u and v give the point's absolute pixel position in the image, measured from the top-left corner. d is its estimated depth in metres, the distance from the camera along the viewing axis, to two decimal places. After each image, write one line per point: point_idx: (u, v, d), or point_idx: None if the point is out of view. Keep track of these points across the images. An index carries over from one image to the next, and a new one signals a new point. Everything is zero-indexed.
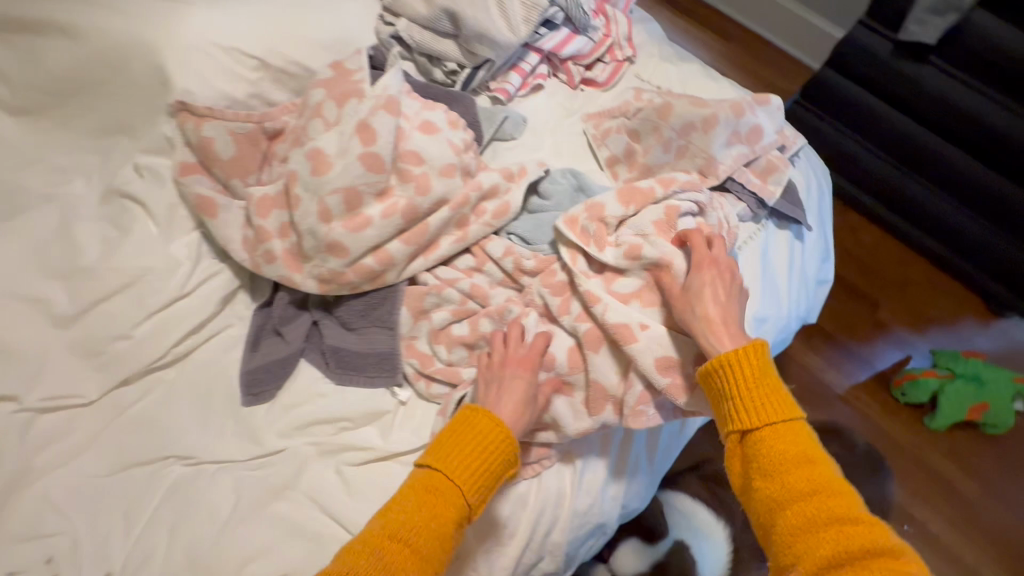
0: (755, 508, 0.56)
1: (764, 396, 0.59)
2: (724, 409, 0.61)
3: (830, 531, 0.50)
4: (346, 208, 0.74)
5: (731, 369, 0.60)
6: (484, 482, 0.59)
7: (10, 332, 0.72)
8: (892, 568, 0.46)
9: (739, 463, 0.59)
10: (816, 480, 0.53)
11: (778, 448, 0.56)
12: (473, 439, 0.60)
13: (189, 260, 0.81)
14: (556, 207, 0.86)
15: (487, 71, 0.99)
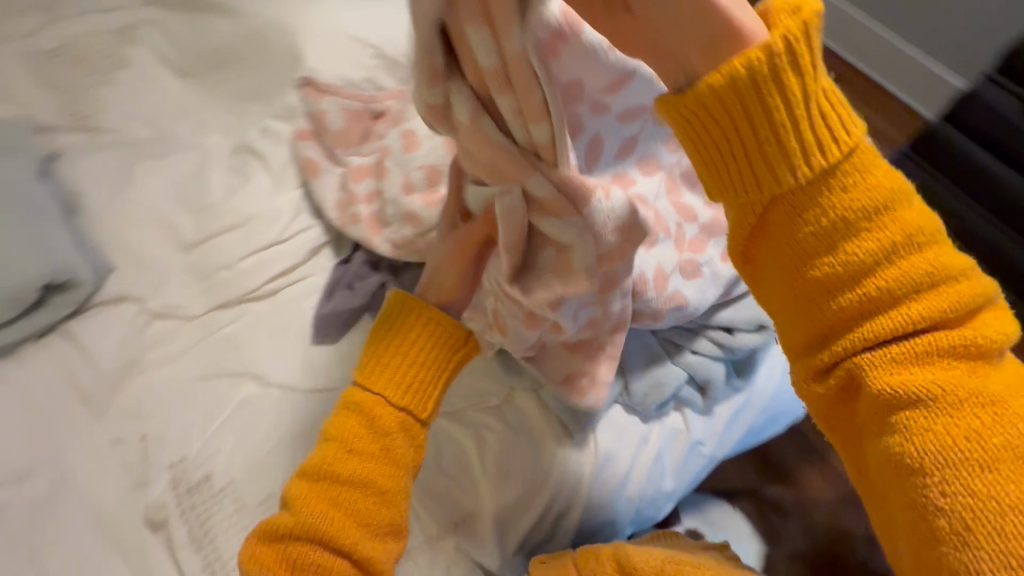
0: (802, 290, 0.47)
1: (822, 125, 0.44)
2: (764, 153, 0.44)
3: (923, 291, 0.45)
4: (426, 184, 0.83)
5: (773, 94, 0.43)
6: (417, 380, 0.62)
7: (147, 248, 0.89)
8: (975, 315, 0.45)
9: (772, 237, 0.47)
10: (898, 235, 0.45)
11: (845, 208, 0.45)
12: (399, 348, 0.63)
13: (290, 212, 0.93)
14: None
15: None
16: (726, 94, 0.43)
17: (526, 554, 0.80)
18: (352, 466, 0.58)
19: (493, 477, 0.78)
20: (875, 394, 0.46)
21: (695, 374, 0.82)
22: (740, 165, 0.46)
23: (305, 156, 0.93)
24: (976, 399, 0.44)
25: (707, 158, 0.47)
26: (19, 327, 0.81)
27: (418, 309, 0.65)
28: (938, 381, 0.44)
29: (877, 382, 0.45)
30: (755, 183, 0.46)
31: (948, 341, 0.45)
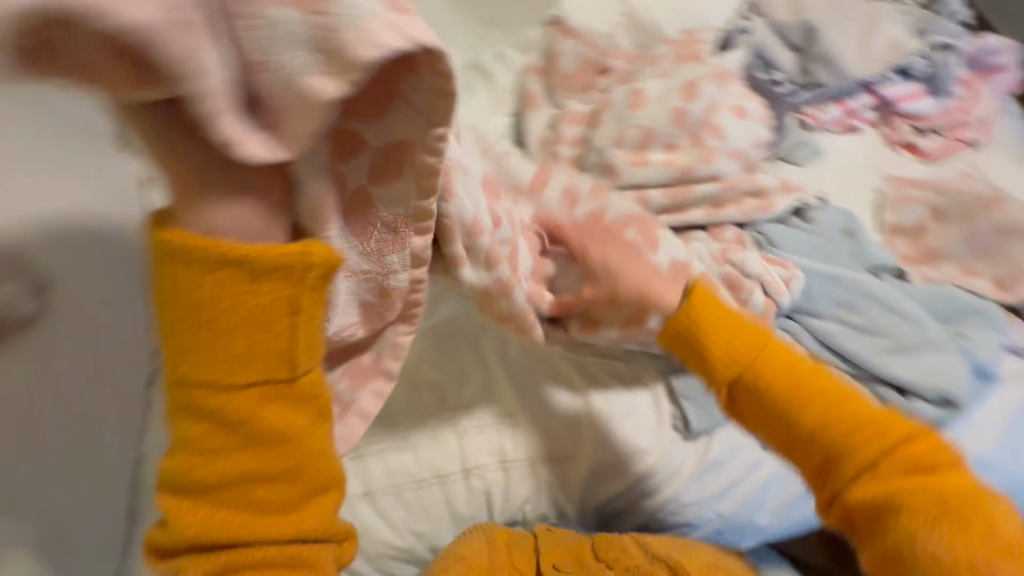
0: (779, 439, 0.58)
1: (741, 342, 0.62)
2: (711, 356, 0.63)
3: (886, 454, 0.53)
4: (638, 144, 0.84)
5: (707, 330, 0.65)
6: (247, 346, 0.44)
7: None
8: (933, 472, 0.52)
9: (744, 407, 0.61)
10: (846, 413, 0.55)
11: (774, 374, 0.59)
12: (194, 294, 0.43)
13: (496, 135, 0.99)
14: (819, 234, 0.84)
15: (812, 93, 1.01)
16: (677, 330, 0.68)
17: (601, 518, 0.82)
18: (223, 468, 0.46)
19: (600, 434, 0.80)
20: (839, 496, 0.55)
21: None
22: (709, 360, 0.63)
23: (527, 89, 0.98)
24: (913, 480, 0.52)
25: (692, 357, 0.66)
26: None
27: (185, 237, 0.43)
28: (875, 479, 0.53)
29: (845, 487, 0.54)
30: (710, 378, 0.63)
31: (863, 434, 0.53)
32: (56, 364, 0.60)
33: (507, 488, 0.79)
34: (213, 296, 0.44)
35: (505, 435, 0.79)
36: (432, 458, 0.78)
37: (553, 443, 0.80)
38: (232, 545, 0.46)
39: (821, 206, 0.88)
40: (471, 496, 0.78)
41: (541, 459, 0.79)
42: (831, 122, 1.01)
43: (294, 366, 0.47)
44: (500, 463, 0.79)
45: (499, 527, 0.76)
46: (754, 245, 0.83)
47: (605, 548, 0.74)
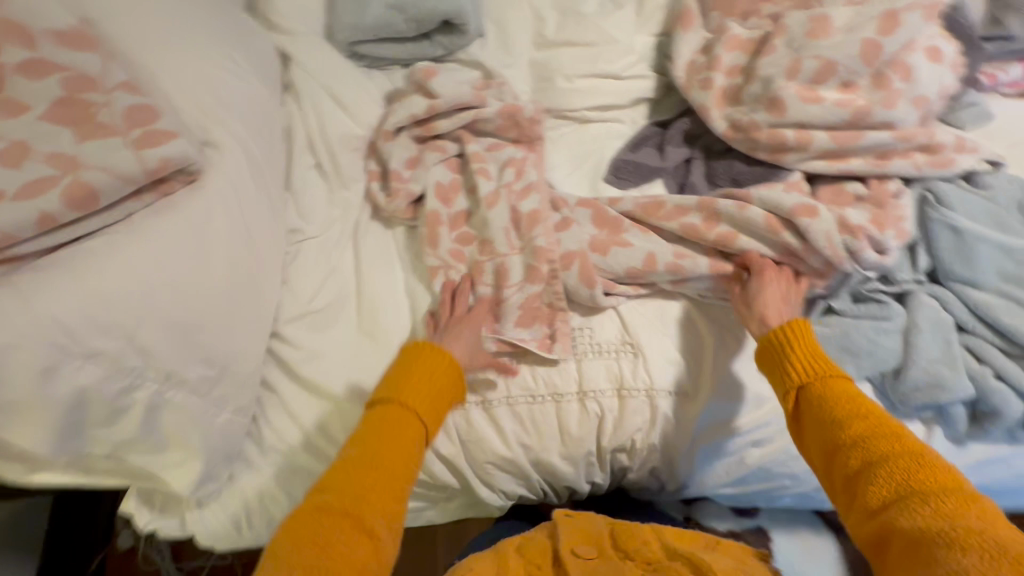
0: (819, 453, 0.58)
1: (821, 371, 0.62)
2: (789, 366, 0.64)
3: (906, 477, 0.51)
4: (813, 78, 0.78)
5: (783, 347, 0.65)
6: (426, 411, 0.64)
7: (511, 28, 0.93)
8: (957, 508, 0.48)
9: (804, 417, 0.61)
10: (885, 436, 0.54)
11: (837, 396, 0.59)
12: (423, 370, 0.66)
13: (638, 55, 0.92)
14: (991, 200, 0.78)
15: (997, 47, 0.91)
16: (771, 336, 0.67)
17: (704, 460, 0.81)
18: (368, 463, 0.57)
19: (717, 374, 0.79)
20: (871, 515, 0.51)
21: (984, 399, 0.72)
22: (773, 382, 0.66)
23: (683, 6, 0.90)
24: (948, 510, 0.48)
25: (768, 369, 0.67)
26: (404, 48, 0.90)
27: (441, 348, 0.68)
28: (906, 499, 0.50)
29: (879, 508, 0.51)
30: (783, 379, 0.64)
31: (906, 457, 0.52)
32: (215, 224, 0.65)
33: (620, 416, 0.78)
34: (432, 368, 0.66)
35: (624, 362, 0.79)
36: (549, 375, 0.78)
37: (671, 378, 0.79)
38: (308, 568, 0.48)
39: (993, 171, 0.81)
40: (583, 419, 0.78)
41: (660, 392, 0.78)
42: (1008, 84, 0.93)
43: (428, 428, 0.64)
44: (619, 389, 0.78)
45: (508, 540, 0.68)
46: (919, 203, 0.79)
47: (627, 537, 0.66)
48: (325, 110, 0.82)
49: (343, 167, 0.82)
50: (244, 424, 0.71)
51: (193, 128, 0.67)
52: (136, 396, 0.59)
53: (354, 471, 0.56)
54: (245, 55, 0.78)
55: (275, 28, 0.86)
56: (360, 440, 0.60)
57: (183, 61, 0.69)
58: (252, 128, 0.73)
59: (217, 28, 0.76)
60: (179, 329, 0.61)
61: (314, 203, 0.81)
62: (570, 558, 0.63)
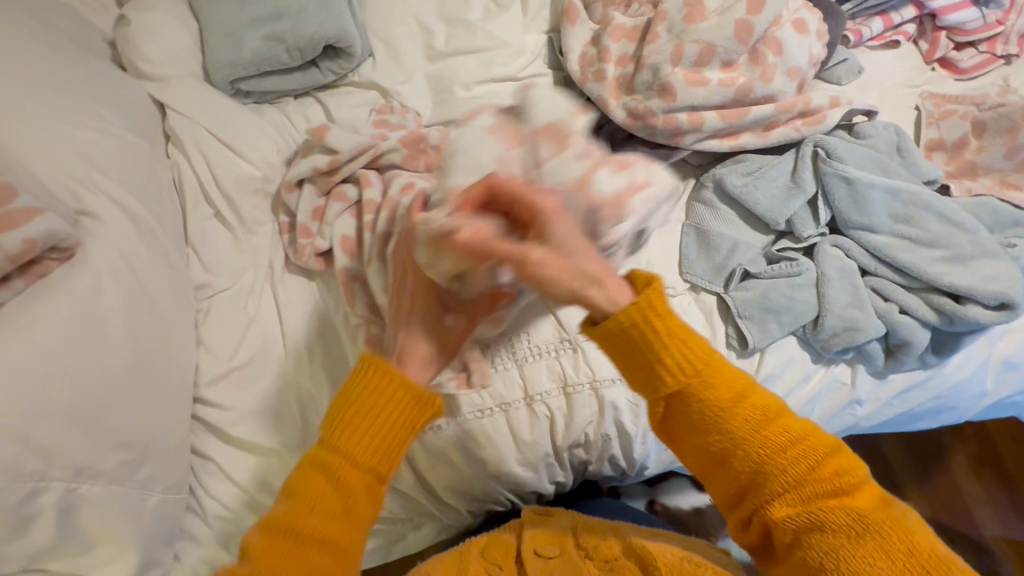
0: (700, 456, 0.53)
1: (691, 359, 0.52)
2: (657, 367, 0.52)
3: (793, 476, 0.49)
4: (695, 61, 0.80)
5: (642, 340, 0.52)
6: (378, 441, 0.51)
7: (400, 43, 0.91)
8: (837, 494, 0.48)
9: (678, 420, 0.53)
10: (772, 433, 0.50)
11: (711, 394, 0.51)
12: (371, 402, 0.52)
13: (531, 54, 0.93)
14: (872, 147, 0.83)
15: (856, 5, 0.97)
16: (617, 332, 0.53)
17: (656, 439, 0.83)
18: (305, 524, 0.48)
19: None
20: (756, 515, 0.51)
21: (894, 333, 0.77)
22: (639, 379, 0.54)
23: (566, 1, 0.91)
24: (828, 496, 0.48)
25: (622, 366, 0.55)
26: (292, 79, 0.87)
27: (390, 365, 0.53)
28: (793, 496, 0.49)
29: (765, 506, 0.50)
30: (651, 384, 0.53)
31: (789, 453, 0.49)
32: (106, 298, 0.60)
33: (569, 412, 0.79)
34: (392, 401, 0.52)
35: (565, 359, 0.80)
36: (493, 386, 0.78)
37: (612, 366, 0.80)
38: None
39: (868, 121, 0.87)
40: (534, 423, 0.78)
41: (605, 382, 0.79)
42: (872, 38, 0.98)
43: (388, 471, 0.52)
44: (565, 385, 0.79)
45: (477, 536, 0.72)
46: (812, 158, 0.82)
47: (586, 533, 0.67)
48: (214, 155, 0.78)
49: (245, 212, 0.78)
50: (181, 500, 0.67)
51: (62, 199, 0.61)
52: (45, 499, 0.54)
53: (287, 543, 0.48)
54: (112, 111, 0.72)
55: (147, 77, 0.81)
56: (307, 509, 0.49)
57: (40, 127, 0.64)
58: (134, 188, 0.69)
59: (75, 86, 0.70)
60: (81, 417, 0.56)
61: (218, 255, 0.76)
62: (532, 560, 0.65)
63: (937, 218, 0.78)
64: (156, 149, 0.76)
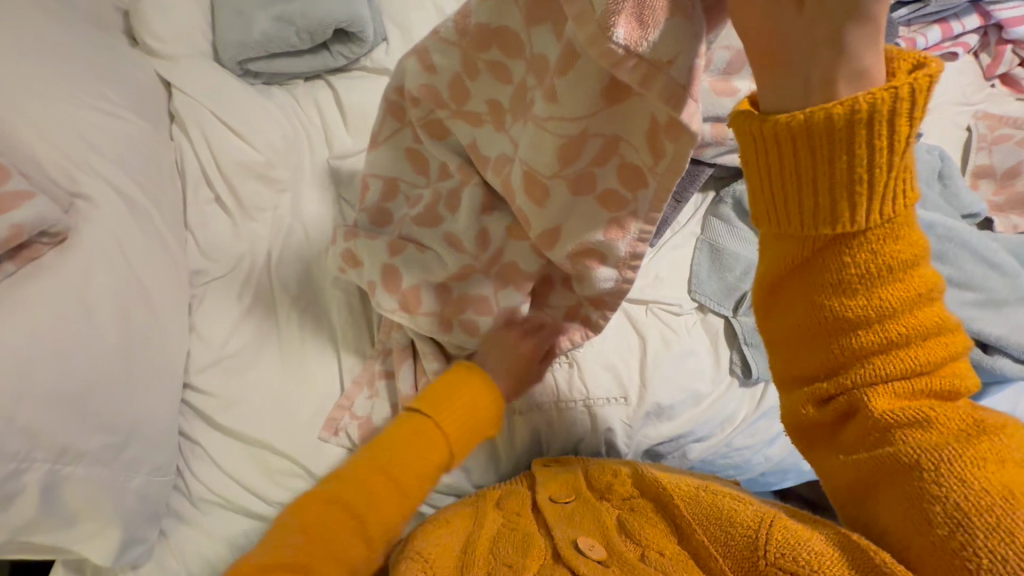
0: (811, 318, 0.42)
1: (890, 186, 0.37)
2: (843, 189, 0.37)
3: (921, 351, 0.40)
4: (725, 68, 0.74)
5: (830, 145, 0.36)
6: (468, 431, 0.64)
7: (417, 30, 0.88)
8: (948, 402, 0.41)
9: (798, 280, 0.42)
10: (917, 300, 0.40)
11: (891, 249, 0.39)
12: (457, 392, 0.64)
13: None
14: (911, 174, 0.77)
15: (910, 11, 0.89)
16: (797, 138, 0.36)
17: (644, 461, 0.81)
18: (390, 459, 0.59)
19: (653, 374, 0.77)
20: (849, 393, 0.42)
21: None
22: (781, 206, 0.40)
23: None
24: (938, 396, 0.41)
25: (773, 190, 0.39)
26: (302, 62, 0.84)
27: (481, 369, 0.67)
28: (906, 383, 0.41)
29: (869, 387, 0.41)
30: (821, 216, 0.38)
31: (926, 337, 0.40)
32: (95, 284, 0.60)
33: (560, 426, 0.77)
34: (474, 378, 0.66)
35: (559, 372, 0.78)
36: None
37: (606, 384, 0.77)
38: (316, 528, 0.53)
39: (911, 143, 0.80)
40: (522, 433, 0.78)
41: (597, 400, 0.76)
42: (926, 48, 0.90)
43: (457, 452, 0.63)
44: (556, 400, 0.77)
45: (494, 490, 0.69)
46: None
47: (599, 475, 0.64)
48: (216, 138, 0.77)
49: (246, 198, 0.77)
50: (165, 481, 0.68)
51: (56, 180, 0.61)
52: (26, 477, 0.55)
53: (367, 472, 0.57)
54: (116, 90, 0.72)
55: (157, 55, 0.80)
56: (385, 442, 0.60)
57: (40, 107, 0.64)
58: (131, 171, 0.69)
59: (80, 63, 0.70)
60: (68, 401, 0.57)
61: (220, 240, 0.76)
62: (547, 506, 0.63)
63: (975, 259, 0.71)
64: (159, 130, 0.76)
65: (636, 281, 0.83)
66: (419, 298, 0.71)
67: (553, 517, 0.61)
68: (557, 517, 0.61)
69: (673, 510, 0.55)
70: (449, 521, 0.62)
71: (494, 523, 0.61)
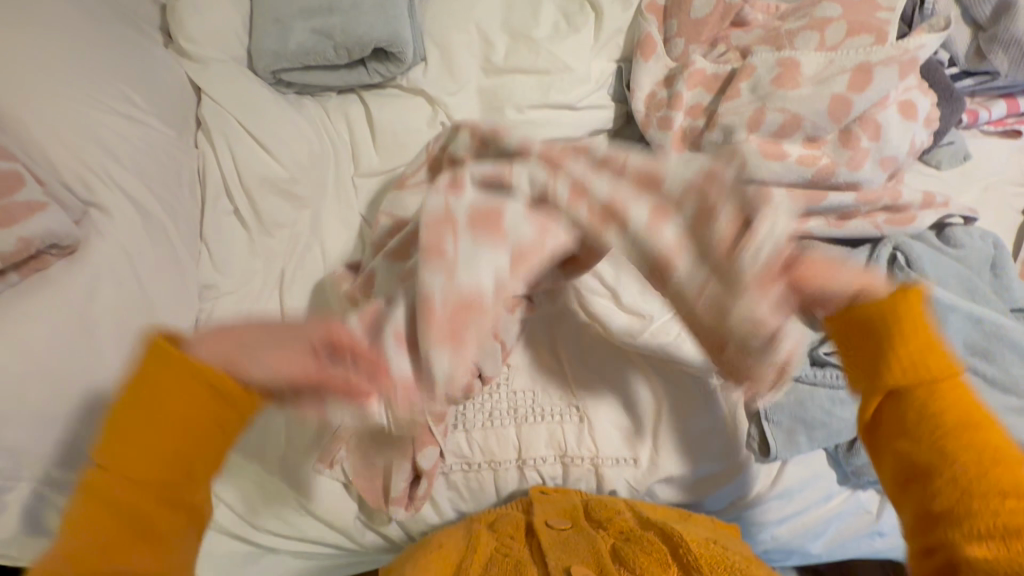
0: (890, 469, 0.44)
1: (914, 354, 0.44)
2: (874, 356, 0.46)
3: (1016, 513, 0.38)
4: (774, 132, 0.73)
5: (861, 330, 0.46)
6: (211, 407, 0.42)
7: (459, 53, 0.85)
8: None
9: (889, 426, 0.44)
10: (994, 458, 0.40)
11: (940, 408, 0.42)
12: (163, 392, 0.41)
13: (593, 82, 0.85)
14: (960, 262, 0.72)
15: (976, 83, 0.85)
16: (843, 322, 0.48)
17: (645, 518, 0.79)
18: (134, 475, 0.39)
19: (669, 437, 0.74)
20: (939, 550, 0.40)
21: None
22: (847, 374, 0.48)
23: (643, 32, 0.83)
24: None
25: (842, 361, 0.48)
26: (336, 75, 0.82)
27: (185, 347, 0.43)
28: (1010, 552, 0.37)
29: (959, 542, 0.39)
30: (863, 374, 0.46)
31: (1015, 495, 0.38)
32: (101, 296, 0.58)
33: (562, 483, 0.74)
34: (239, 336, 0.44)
35: (569, 427, 0.74)
36: (486, 443, 0.73)
37: (616, 444, 0.74)
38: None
39: (965, 226, 0.75)
40: (523, 485, 0.74)
41: (606, 460, 0.73)
42: (990, 122, 0.85)
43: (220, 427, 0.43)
44: (563, 454, 0.73)
45: (484, 516, 0.67)
46: (888, 261, 0.72)
47: (598, 509, 0.64)
48: (240, 148, 0.75)
49: (265, 213, 0.75)
50: None
51: (74, 188, 0.60)
52: (9, 496, 0.53)
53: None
54: (146, 94, 0.70)
55: (189, 58, 0.78)
56: (117, 478, 0.39)
57: (63, 111, 0.62)
58: (150, 179, 0.67)
59: (109, 64, 0.68)
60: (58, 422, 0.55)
61: (235, 254, 0.74)
62: (542, 529, 0.61)
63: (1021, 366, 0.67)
64: (183, 137, 0.74)
65: (656, 338, 0.74)
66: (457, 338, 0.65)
67: (548, 541, 0.59)
68: (550, 543, 0.59)
69: (676, 551, 0.54)
70: (441, 547, 0.61)
71: (486, 545, 0.60)
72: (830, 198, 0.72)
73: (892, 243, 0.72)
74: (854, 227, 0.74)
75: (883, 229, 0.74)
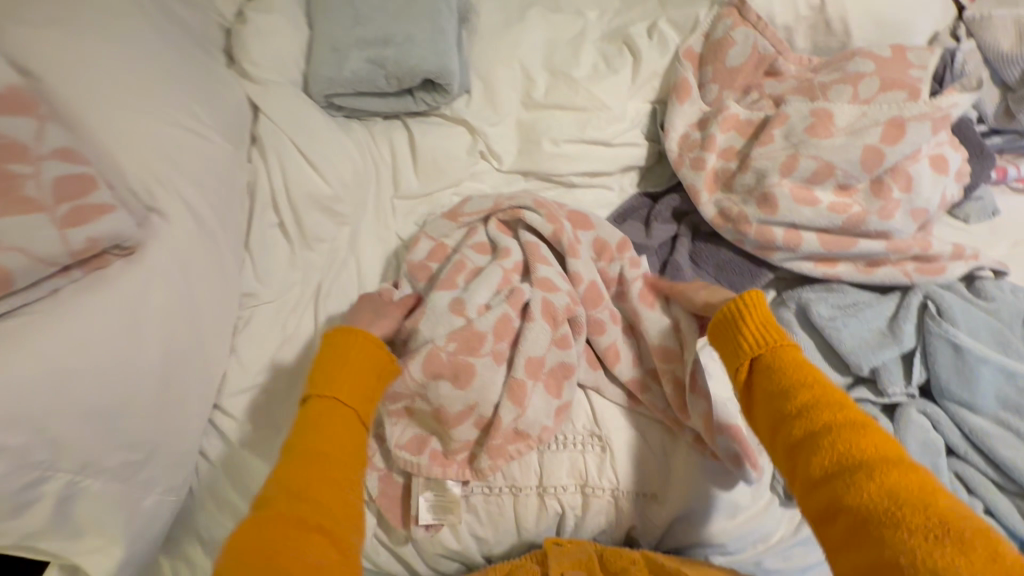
0: (767, 432, 0.52)
1: (765, 334, 0.56)
2: (735, 338, 0.57)
3: (850, 442, 0.46)
4: (807, 178, 0.74)
5: (730, 319, 0.58)
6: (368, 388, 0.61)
7: (502, 87, 0.89)
8: (902, 482, 0.43)
9: (760, 390, 0.54)
10: (836, 411, 0.49)
11: (789, 373, 0.53)
12: (344, 361, 0.61)
13: (629, 121, 0.88)
14: (991, 314, 0.72)
15: (1005, 141, 0.87)
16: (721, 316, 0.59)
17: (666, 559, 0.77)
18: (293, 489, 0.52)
19: (697, 473, 0.72)
20: (821, 494, 0.46)
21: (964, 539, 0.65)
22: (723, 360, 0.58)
23: (679, 76, 0.87)
24: (905, 485, 0.43)
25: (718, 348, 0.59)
26: (385, 102, 0.86)
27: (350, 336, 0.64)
28: (862, 475, 0.44)
29: (828, 480, 0.46)
30: (732, 351, 0.57)
31: (853, 429, 0.47)
32: (152, 301, 0.60)
33: (582, 513, 0.73)
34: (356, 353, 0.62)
35: (592, 456, 0.74)
36: (508, 467, 0.73)
37: (639, 477, 0.73)
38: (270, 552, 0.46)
39: (995, 279, 0.76)
40: (542, 515, 0.73)
41: (628, 493, 0.72)
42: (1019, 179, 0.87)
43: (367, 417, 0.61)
44: (585, 484, 0.73)
45: (502, 564, 0.70)
46: (917, 310, 0.73)
47: (614, 559, 0.67)
48: (290, 165, 0.78)
49: (308, 228, 0.78)
50: (175, 504, 0.65)
51: (139, 194, 0.63)
52: (45, 487, 0.54)
53: (291, 499, 0.51)
54: (208, 110, 0.74)
55: (249, 78, 0.82)
56: (277, 495, 0.51)
57: (132, 121, 0.66)
58: (205, 189, 0.70)
59: (178, 80, 0.72)
60: (100, 417, 0.56)
61: (277, 265, 0.77)
62: None
63: None
64: (238, 151, 0.77)
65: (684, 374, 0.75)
66: (528, 391, 0.70)
67: None
68: None
69: None
70: None
71: None
72: (862, 244, 0.74)
73: (923, 292, 0.74)
74: (885, 274, 0.75)
75: (914, 278, 0.74)
